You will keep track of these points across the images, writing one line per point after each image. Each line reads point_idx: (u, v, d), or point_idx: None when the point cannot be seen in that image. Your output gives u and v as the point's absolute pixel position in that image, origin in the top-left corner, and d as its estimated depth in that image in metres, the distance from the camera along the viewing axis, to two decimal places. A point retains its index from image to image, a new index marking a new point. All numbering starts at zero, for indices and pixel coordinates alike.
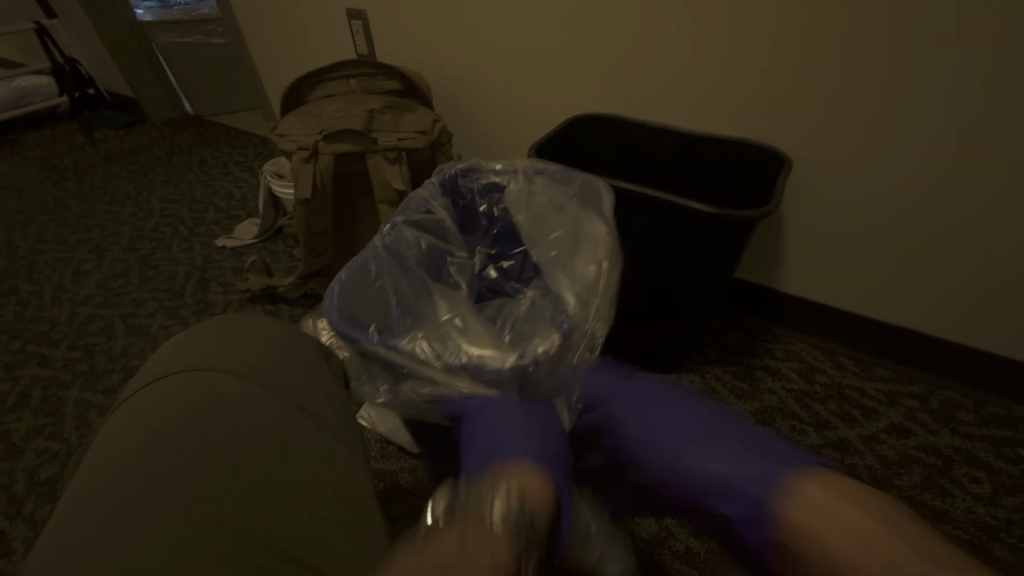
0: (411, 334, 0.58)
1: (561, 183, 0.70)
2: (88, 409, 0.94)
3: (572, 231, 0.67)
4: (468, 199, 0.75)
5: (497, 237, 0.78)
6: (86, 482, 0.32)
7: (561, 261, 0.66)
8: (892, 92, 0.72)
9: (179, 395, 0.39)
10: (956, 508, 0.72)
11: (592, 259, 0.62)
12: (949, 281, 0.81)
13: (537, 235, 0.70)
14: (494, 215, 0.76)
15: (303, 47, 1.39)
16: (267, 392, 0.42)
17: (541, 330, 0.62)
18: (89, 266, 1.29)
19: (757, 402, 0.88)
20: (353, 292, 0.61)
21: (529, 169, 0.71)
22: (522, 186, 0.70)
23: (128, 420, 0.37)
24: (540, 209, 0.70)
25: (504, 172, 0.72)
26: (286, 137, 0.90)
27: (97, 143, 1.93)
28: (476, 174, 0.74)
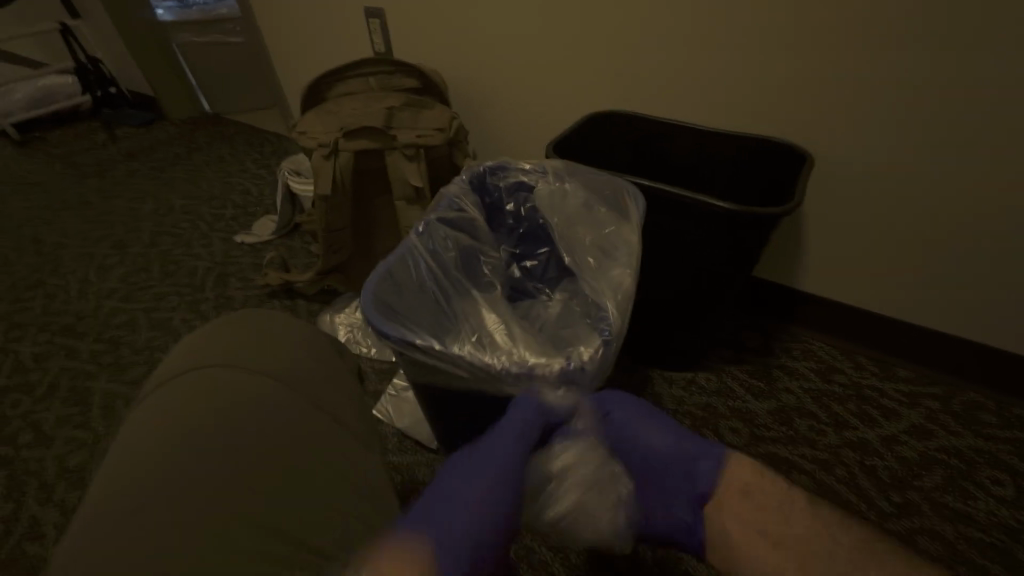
0: (454, 335, 0.58)
1: (592, 184, 0.70)
2: (113, 399, 0.96)
3: (604, 233, 0.67)
4: (495, 197, 0.75)
5: (521, 236, 0.78)
6: (129, 474, 0.35)
7: (598, 263, 0.66)
8: (917, 88, 0.71)
9: (209, 392, 0.41)
10: (979, 511, 0.71)
11: (625, 263, 0.62)
12: (973, 280, 0.80)
13: (570, 237, 0.70)
14: (521, 214, 0.76)
15: (320, 46, 1.41)
16: (290, 390, 0.44)
17: (579, 332, 0.62)
18: (112, 261, 1.32)
19: (774, 401, 0.87)
20: (389, 288, 0.60)
21: (559, 170, 0.71)
22: (554, 186, 0.71)
23: (165, 414, 0.39)
24: (571, 210, 0.70)
25: (534, 172, 0.72)
26: (305, 135, 0.91)
27: (119, 141, 1.97)
28: (504, 173, 0.74)
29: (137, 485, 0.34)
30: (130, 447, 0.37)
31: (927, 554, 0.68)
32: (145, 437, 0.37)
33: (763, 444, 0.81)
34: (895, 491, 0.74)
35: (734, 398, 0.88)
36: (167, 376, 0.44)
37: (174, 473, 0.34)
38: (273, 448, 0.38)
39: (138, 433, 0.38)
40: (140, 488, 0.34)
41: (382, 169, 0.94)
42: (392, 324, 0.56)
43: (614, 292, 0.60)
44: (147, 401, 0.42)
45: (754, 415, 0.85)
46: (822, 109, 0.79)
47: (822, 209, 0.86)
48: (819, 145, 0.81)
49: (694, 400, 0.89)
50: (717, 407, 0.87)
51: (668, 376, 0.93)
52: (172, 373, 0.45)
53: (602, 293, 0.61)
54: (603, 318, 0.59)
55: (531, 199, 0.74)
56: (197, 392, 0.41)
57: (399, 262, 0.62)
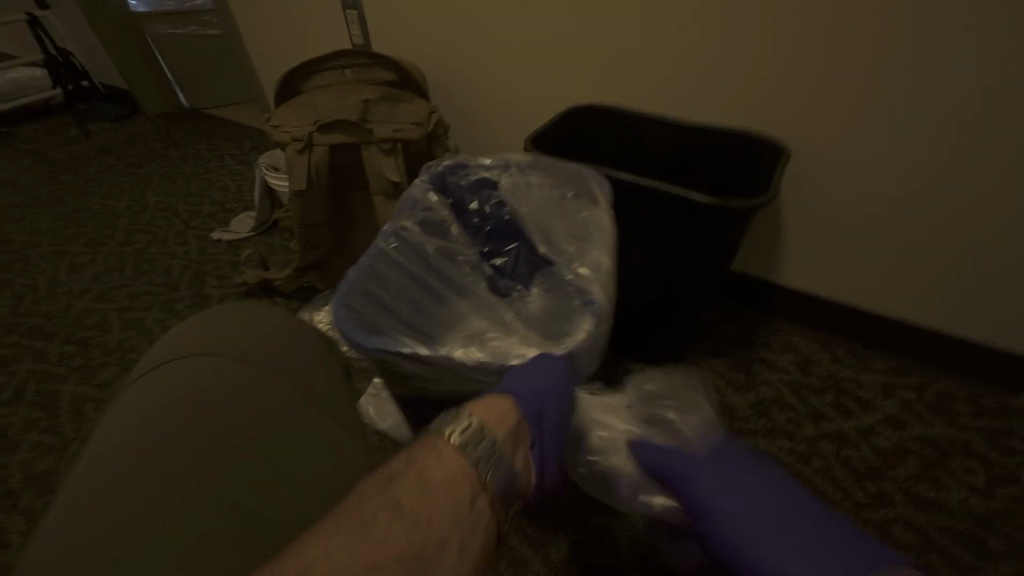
0: (439, 338, 0.57)
1: (556, 173, 0.68)
2: (82, 402, 0.93)
3: (578, 219, 0.66)
4: (457, 197, 0.72)
5: (489, 234, 0.74)
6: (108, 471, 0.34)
7: (573, 249, 0.64)
8: (888, 84, 0.71)
9: (196, 383, 0.41)
10: (951, 500, 0.73)
11: (600, 247, 0.62)
12: (944, 274, 0.81)
13: (544, 224, 0.68)
14: (486, 213, 0.72)
15: (297, 38, 1.38)
16: (269, 377, 0.43)
17: (566, 315, 0.60)
18: (84, 260, 1.29)
19: (754, 394, 0.88)
20: (365, 299, 0.59)
21: (521, 162, 0.69)
22: (518, 179, 0.68)
23: (152, 403, 0.39)
24: (540, 198, 0.68)
25: (495, 166, 0.69)
26: (279, 128, 0.89)
27: (91, 136, 1.91)
28: (464, 171, 0.70)
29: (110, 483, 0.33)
30: (109, 440, 0.37)
31: (899, 542, 0.69)
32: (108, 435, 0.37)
33: (742, 437, 0.82)
34: (870, 481, 0.75)
35: (714, 392, 0.89)
36: (155, 364, 0.43)
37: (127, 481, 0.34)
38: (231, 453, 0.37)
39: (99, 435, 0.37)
40: (97, 493, 0.33)
41: (359, 164, 0.93)
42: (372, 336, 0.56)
43: (594, 273, 0.60)
44: (130, 391, 0.41)
45: (733, 408, 0.86)
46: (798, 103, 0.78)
47: (800, 202, 0.87)
48: (795, 139, 0.82)
49: None
50: None
51: (650, 370, 0.93)
52: (157, 362, 0.44)
53: (581, 277, 0.60)
54: (587, 300, 0.58)
55: (496, 195, 0.71)
56: (167, 388, 0.40)
57: (368, 274, 0.60)
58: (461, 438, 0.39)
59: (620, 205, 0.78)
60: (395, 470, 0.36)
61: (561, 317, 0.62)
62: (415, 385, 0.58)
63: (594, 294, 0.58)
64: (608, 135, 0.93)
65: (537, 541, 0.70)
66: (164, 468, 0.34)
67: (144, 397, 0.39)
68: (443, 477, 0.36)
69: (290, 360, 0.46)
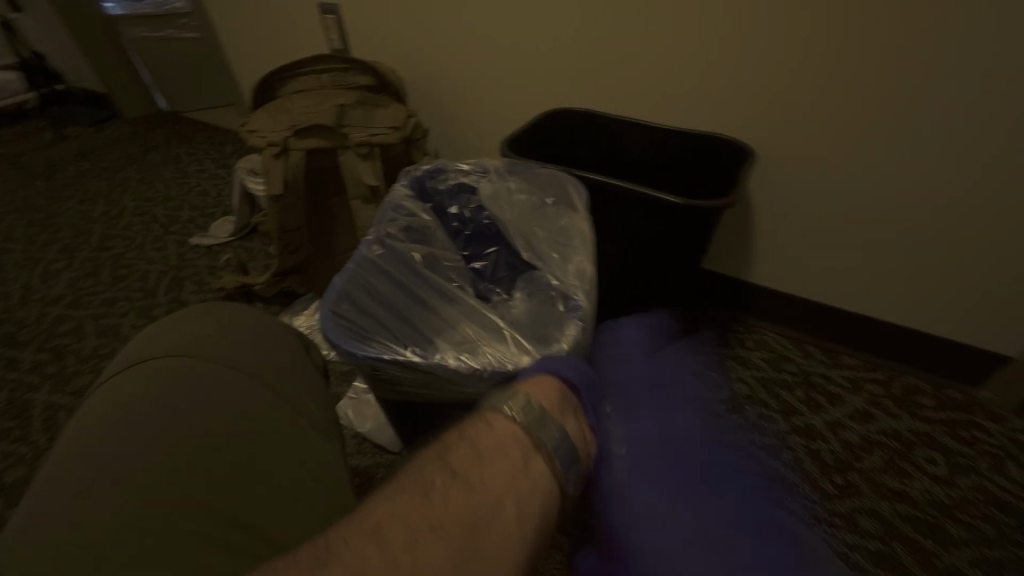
0: (424, 344, 0.57)
1: (534, 180, 0.72)
2: (55, 410, 0.92)
3: (559, 224, 0.69)
4: (438, 201, 0.75)
5: (469, 237, 0.77)
6: (79, 465, 0.36)
7: (555, 255, 0.66)
8: (848, 88, 0.74)
9: (167, 380, 0.42)
10: (914, 489, 0.75)
11: (582, 254, 0.64)
12: (907, 272, 0.84)
13: (528, 230, 0.69)
14: (466, 216, 0.75)
15: (276, 42, 1.37)
16: (238, 374, 0.45)
17: (548, 320, 0.60)
18: (59, 266, 1.27)
19: (728, 390, 0.90)
20: (351, 304, 0.59)
21: (500, 168, 0.73)
22: (497, 184, 0.72)
23: (124, 400, 0.41)
24: (521, 205, 0.71)
25: (474, 172, 0.74)
26: (256, 133, 0.89)
27: (67, 140, 1.88)
28: (445, 176, 0.74)
29: (82, 477, 0.35)
30: (82, 436, 0.38)
31: (865, 531, 0.71)
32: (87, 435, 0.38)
33: None
34: (838, 473, 0.78)
35: None
36: (131, 362, 0.45)
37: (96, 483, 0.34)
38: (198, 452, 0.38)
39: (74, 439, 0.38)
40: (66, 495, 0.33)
41: (336, 168, 0.93)
42: (360, 341, 0.55)
43: (574, 278, 0.61)
44: (105, 392, 0.42)
45: None
46: (764, 107, 0.81)
47: (768, 203, 0.89)
48: (763, 142, 0.84)
49: None
50: None
51: None
52: (132, 360, 0.45)
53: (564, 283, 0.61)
54: (572, 305, 0.59)
55: (476, 201, 0.74)
56: (144, 390, 0.41)
57: (355, 280, 0.61)
58: (516, 410, 0.42)
59: (595, 208, 0.79)
60: (450, 442, 0.40)
61: (543, 318, 0.60)
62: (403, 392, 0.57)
63: (579, 297, 0.59)
64: (584, 137, 0.95)
65: None
66: (132, 461, 0.36)
67: (120, 400, 0.41)
68: (502, 451, 0.39)
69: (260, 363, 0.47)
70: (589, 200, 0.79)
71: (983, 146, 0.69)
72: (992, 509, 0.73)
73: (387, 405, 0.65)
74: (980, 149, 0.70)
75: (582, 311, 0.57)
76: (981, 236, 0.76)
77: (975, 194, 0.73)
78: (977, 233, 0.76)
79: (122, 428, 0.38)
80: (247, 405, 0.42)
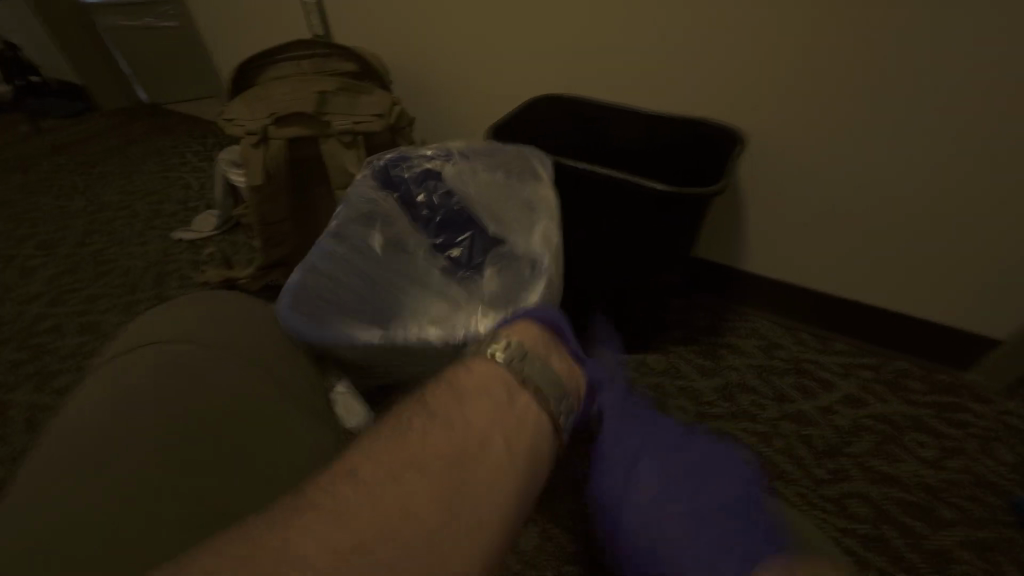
0: (397, 322, 0.58)
1: (498, 158, 0.70)
2: (35, 410, 0.90)
3: (525, 196, 0.67)
4: (402, 189, 0.71)
5: (440, 226, 0.71)
6: (70, 455, 0.36)
7: (520, 225, 0.66)
8: (839, 71, 0.72)
9: (160, 370, 0.43)
10: (903, 472, 0.76)
11: (545, 222, 0.64)
12: (897, 256, 0.84)
13: (495, 206, 0.68)
14: (434, 203, 0.71)
15: (257, 29, 1.33)
16: (226, 369, 0.45)
17: (517, 284, 0.62)
18: (36, 263, 1.23)
19: (719, 378, 0.89)
20: (314, 298, 0.57)
21: (462, 149, 0.71)
22: (460, 164, 0.70)
23: (112, 394, 0.40)
24: (487, 182, 0.69)
25: (436, 155, 0.71)
26: (234, 122, 0.86)
27: (43, 133, 1.82)
28: (409, 164, 0.72)
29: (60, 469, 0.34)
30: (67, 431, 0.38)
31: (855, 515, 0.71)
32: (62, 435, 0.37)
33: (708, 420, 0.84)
34: (829, 458, 0.78)
35: (681, 377, 0.90)
36: (123, 354, 0.45)
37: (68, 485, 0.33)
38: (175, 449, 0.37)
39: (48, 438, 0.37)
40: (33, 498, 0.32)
41: (320, 158, 0.91)
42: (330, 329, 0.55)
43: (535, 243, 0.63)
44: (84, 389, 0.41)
45: (699, 392, 0.88)
46: (756, 90, 0.79)
47: (759, 189, 0.88)
48: (753, 127, 0.83)
49: (643, 380, 0.90)
50: (665, 386, 0.89)
51: (619, 358, 0.95)
52: (120, 359, 0.45)
53: (528, 250, 0.63)
54: (538, 268, 0.61)
55: (442, 184, 0.70)
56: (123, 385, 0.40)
57: (315, 276, 0.59)
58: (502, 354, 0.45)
59: (583, 196, 0.78)
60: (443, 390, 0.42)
61: (513, 286, 0.61)
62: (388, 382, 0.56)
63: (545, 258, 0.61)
64: (572, 124, 0.93)
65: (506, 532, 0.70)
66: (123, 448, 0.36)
67: (99, 397, 0.39)
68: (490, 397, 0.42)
69: (248, 359, 0.47)
70: (577, 188, 0.77)
71: (976, 127, 0.68)
72: (980, 490, 0.73)
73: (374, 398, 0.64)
74: (972, 131, 0.69)
75: (547, 270, 0.60)
76: (972, 220, 0.75)
77: (967, 178, 0.72)
78: (968, 216, 0.75)
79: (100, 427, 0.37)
80: (240, 393, 0.43)
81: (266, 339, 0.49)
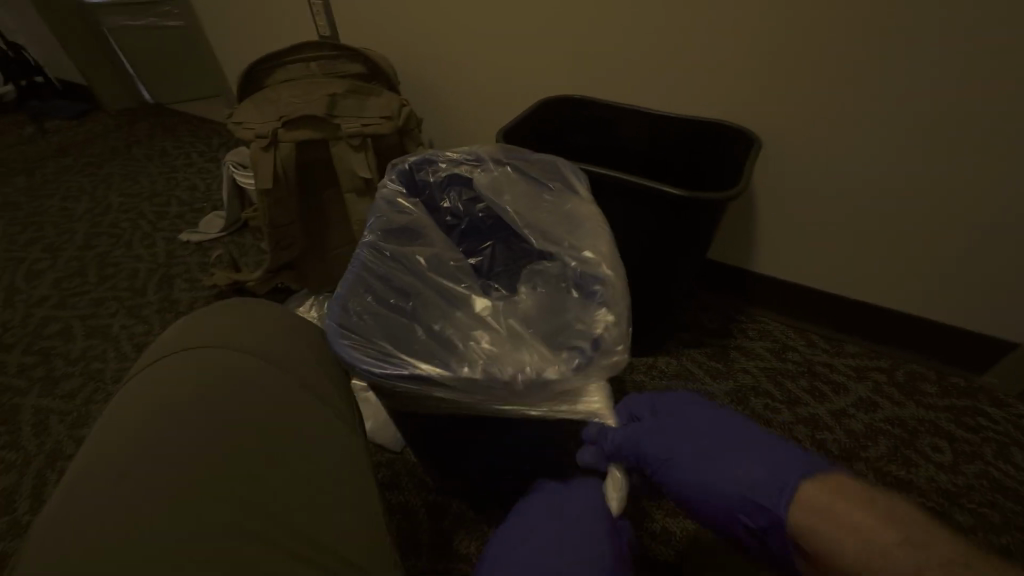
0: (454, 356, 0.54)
1: (532, 166, 0.66)
2: (44, 415, 0.89)
3: (563, 208, 0.64)
4: (427, 194, 0.69)
5: (463, 232, 0.73)
6: (123, 448, 0.36)
7: (565, 236, 0.62)
8: (857, 73, 0.71)
9: (215, 361, 0.44)
10: (919, 477, 0.75)
11: (590, 236, 0.59)
12: (912, 259, 0.83)
13: (533, 218, 0.65)
14: (459, 210, 0.71)
15: (263, 30, 1.33)
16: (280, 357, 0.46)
17: (569, 302, 0.59)
18: (43, 266, 1.23)
19: (731, 381, 0.89)
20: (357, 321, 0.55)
21: (496, 155, 0.67)
22: (492, 173, 0.67)
23: (153, 388, 0.41)
24: (521, 192, 0.66)
25: (467, 160, 0.67)
26: (243, 125, 0.86)
27: (47, 135, 1.82)
28: (436, 169, 0.68)
29: (99, 470, 0.35)
30: (111, 428, 0.38)
31: None
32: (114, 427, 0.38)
33: None
34: (843, 463, 0.77)
35: (693, 381, 0.90)
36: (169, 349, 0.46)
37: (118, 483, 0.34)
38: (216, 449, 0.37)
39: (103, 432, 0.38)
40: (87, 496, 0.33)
41: (329, 161, 0.90)
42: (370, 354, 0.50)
43: (587, 257, 0.58)
44: (134, 387, 0.42)
45: (712, 397, 0.87)
46: (767, 90, 0.78)
47: (771, 190, 0.87)
48: (766, 130, 0.82)
49: (655, 384, 0.90)
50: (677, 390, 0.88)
51: (630, 361, 0.94)
52: (157, 353, 0.46)
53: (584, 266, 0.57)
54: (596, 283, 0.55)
55: (469, 192, 0.69)
56: (174, 382, 0.41)
57: (355, 293, 0.56)
58: None
59: (596, 199, 0.77)
60: None
61: (563, 306, 0.60)
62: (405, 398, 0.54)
63: (606, 272, 0.55)
64: (582, 126, 0.92)
65: None
66: (175, 443, 0.36)
67: (153, 390, 0.41)
68: None
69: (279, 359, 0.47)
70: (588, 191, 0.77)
71: (996, 128, 0.67)
72: (997, 495, 0.73)
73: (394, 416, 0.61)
74: (994, 133, 0.67)
75: (610, 285, 0.54)
76: (990, 221, 0.74)
77: (986, 179, 0.71)
78: (985, 218, 0.74)
79: (153, 417, 0.38)
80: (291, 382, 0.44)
81: (295, 346, 0.49)
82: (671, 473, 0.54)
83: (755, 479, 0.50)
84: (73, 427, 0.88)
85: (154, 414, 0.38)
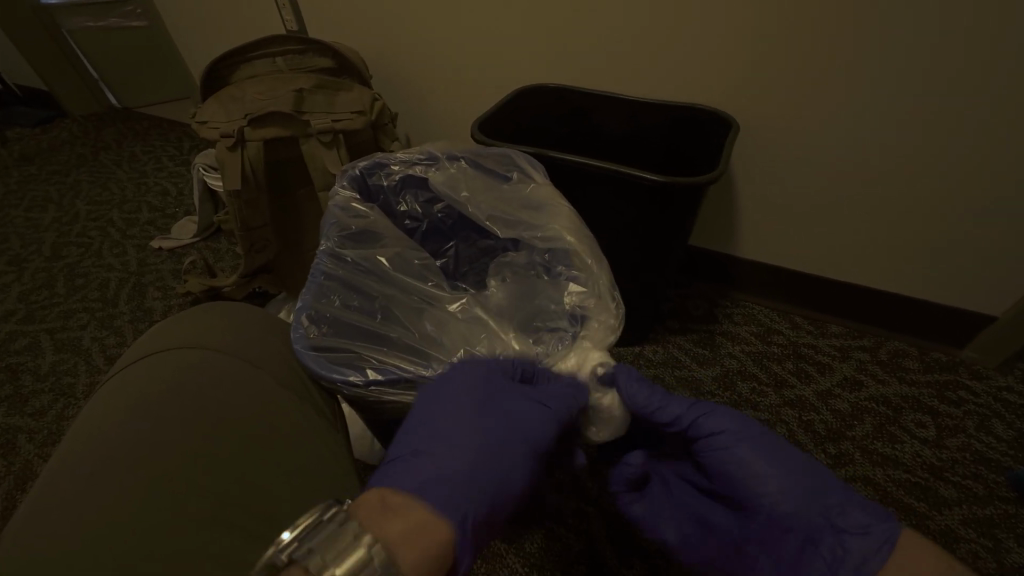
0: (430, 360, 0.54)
1: (487, 159, 0.64)
2: (14, 435, 0.86)
3: (523, 196, 0.62)
4: (382, 199, 0.67)
5: (425, 235, 0.71)
6: (98, 439, 0.37)
7: (529, 224, 0.60)
8: (830, 55, 0.70)
9: (187, 368, 0.43)
10: (905, 453, 0.76)
11: (553, 222, 0.57)
12: (890, 241, 0.83)
13: (496, 209, 0.63)
14: (417, 213, 0.69)
15: (229, 26, 1.28)
16: (257, 368, 0.46)
17: (534, 288, 0.60)
18: (7, 280, 1.18)
19: (718, 367, 0.89)
20: (326, 334, 0.53)
21: (450, 152, 0.65)
22: (447, 171, 0.65)
23: (128, 392, 0.41)
24: (478, 186, 0.64)
25: (421, 161, 0.65)
26: (208, 125, 0.83)
27: (8, 143, 1.74)
28: (389, 172, 0.65)
29: (66, 485, 0.34)
30: (82, 439, 0.38)
31: None
32: (87, 435, 0.38)
33: None
34: (831, 443, 0.77)
35: (680, 367, 0.89)
36: (158, 350, 0.45)
37: (98, 485, 0.34)
38: (196, 452, 0.37)
39: (74, 439, 0.38)
40: (66, 504, 0.33)
41: (303, 159, 0.88)
42: (339, 364, 0.49)
43: (549, 239, 0.57)
44: (115, 388, 0.42)
45: (700, 382, 0.87)
46: (744, 73, 0.77)
47: (752, 174, 0.86)
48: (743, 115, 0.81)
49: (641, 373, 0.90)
50: (664, 378, 0.88)
51: (619, 351, 0.94)
52: (138, 356, 0.46)
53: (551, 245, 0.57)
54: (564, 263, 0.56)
55: (425, 193, 0.67)
56: (155, 385, 0.41)
57: (321, 303, 0.54)
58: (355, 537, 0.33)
59: (581, 189, 0.75)
60: None
61: (529, 295, 0.60)
62: (385, 412, 0.51)
63: (573, 248, 0.55)
64: (559, 116, 0.92)
65: (508, 535, 0.69)
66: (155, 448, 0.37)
67: (131, 395, 0.40)
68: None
69: (255, 363, 0.46)
70: (569, 182, 0.76)
71: (976, 103, 0.66)
72: (981, 468, 0.74)
73: (375, 427, 0.58)
74: (970, 113, 0.67)
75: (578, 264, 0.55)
76: (963, 199, 0.74)
77: (960, 155, 0.71)
78: (960, 195, 0.74)
79: (133, 421, 0.38)
80: (268, 392, 0.44)
81: (274, 350, 0.50)
82: (729, 458, 0.48)
83: (830, 509, 0.44)
84: (43, 445, 0.85)
85: (133, 419, 0.38)
